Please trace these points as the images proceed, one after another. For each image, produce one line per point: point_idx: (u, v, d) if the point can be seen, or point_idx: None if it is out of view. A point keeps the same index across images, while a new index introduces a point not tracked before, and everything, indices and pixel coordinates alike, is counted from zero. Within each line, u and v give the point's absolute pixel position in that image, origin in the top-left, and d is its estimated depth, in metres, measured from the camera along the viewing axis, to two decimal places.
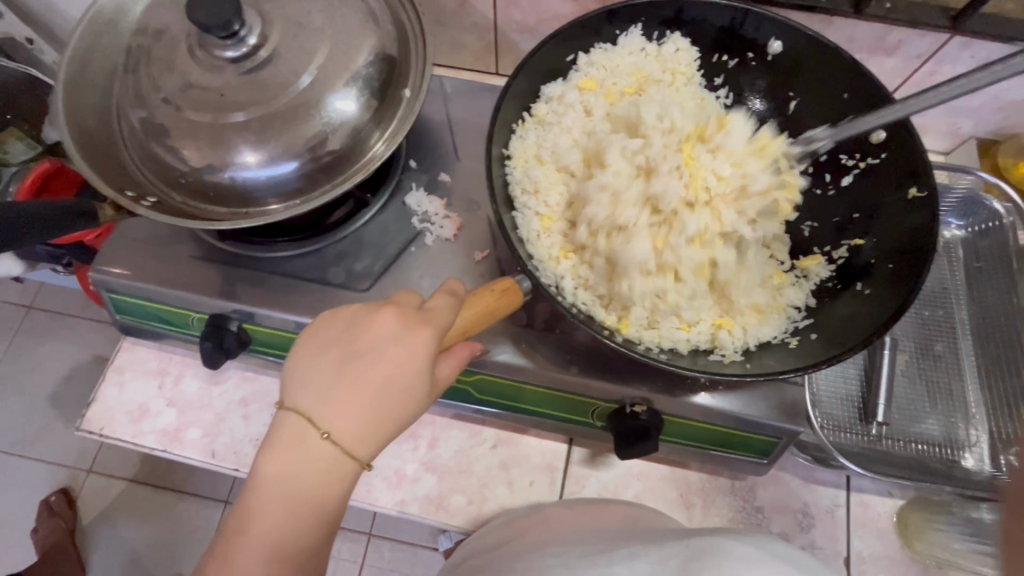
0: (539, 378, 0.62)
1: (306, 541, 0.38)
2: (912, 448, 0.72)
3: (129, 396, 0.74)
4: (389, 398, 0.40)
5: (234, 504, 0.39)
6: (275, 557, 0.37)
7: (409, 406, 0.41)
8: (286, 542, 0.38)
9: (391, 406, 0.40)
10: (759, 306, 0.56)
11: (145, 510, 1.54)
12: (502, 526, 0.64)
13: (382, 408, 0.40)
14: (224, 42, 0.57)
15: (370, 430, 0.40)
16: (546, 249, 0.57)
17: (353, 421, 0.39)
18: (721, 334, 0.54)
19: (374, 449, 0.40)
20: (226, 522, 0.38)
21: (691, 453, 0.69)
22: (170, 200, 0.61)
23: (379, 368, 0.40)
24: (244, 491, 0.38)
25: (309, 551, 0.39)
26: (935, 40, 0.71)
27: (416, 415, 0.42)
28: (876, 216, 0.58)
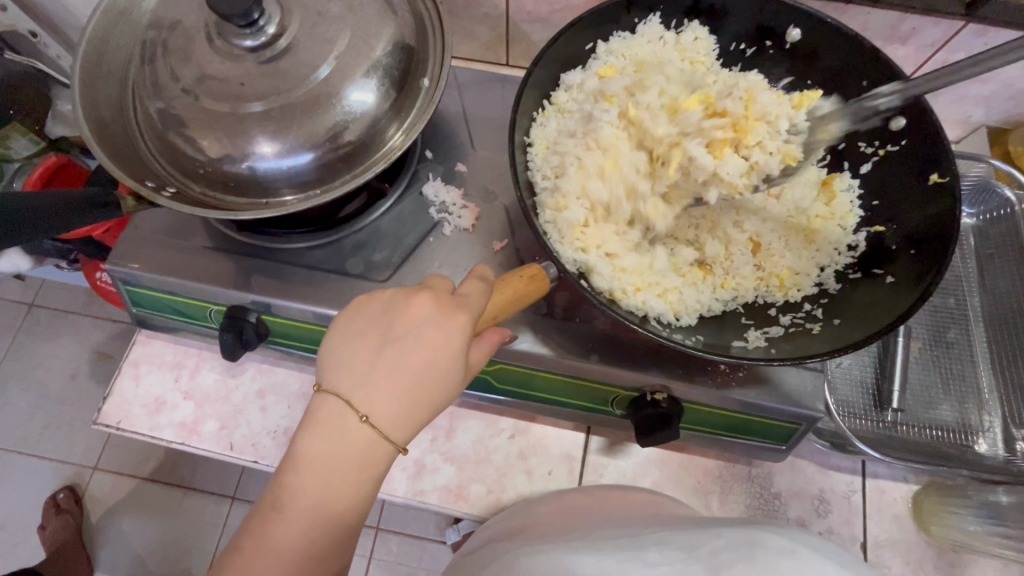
0: (559, 367, 0.63)
1: (343, 522, 0.38)
2: (927, 433, 0.72)
3: (145, 390, 0.74)
4: (426, 383, 0.39)
5: (270, 483, 0.38)
6: (312, 537, 0.37)
7: (445, 392, 0.40)
8: (322, 524, 0.37)
9: (428, 391, 0.39)
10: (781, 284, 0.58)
11: (152, 507, 1.54)
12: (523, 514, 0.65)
13: (418, 392, 0.39)
14: (243, 31, 0.56)
15: (406, 414, 0.39)
16: (571, 236, 0.56)
17: (390, 405, 0.38)
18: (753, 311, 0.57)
19: (411, 434, 0.39)
20: (261, 502, 0.38)
21: (709, 441, 0.69)
22: (190, 192, 0.61)
23: (417, 351, 0.39)
24: (279, 471, 0.38)
25: (344, 533, 0.38)
26: (949, 28, 0.71)
27: (451, 400, 0.41)
28: (899, 203, 0.58)
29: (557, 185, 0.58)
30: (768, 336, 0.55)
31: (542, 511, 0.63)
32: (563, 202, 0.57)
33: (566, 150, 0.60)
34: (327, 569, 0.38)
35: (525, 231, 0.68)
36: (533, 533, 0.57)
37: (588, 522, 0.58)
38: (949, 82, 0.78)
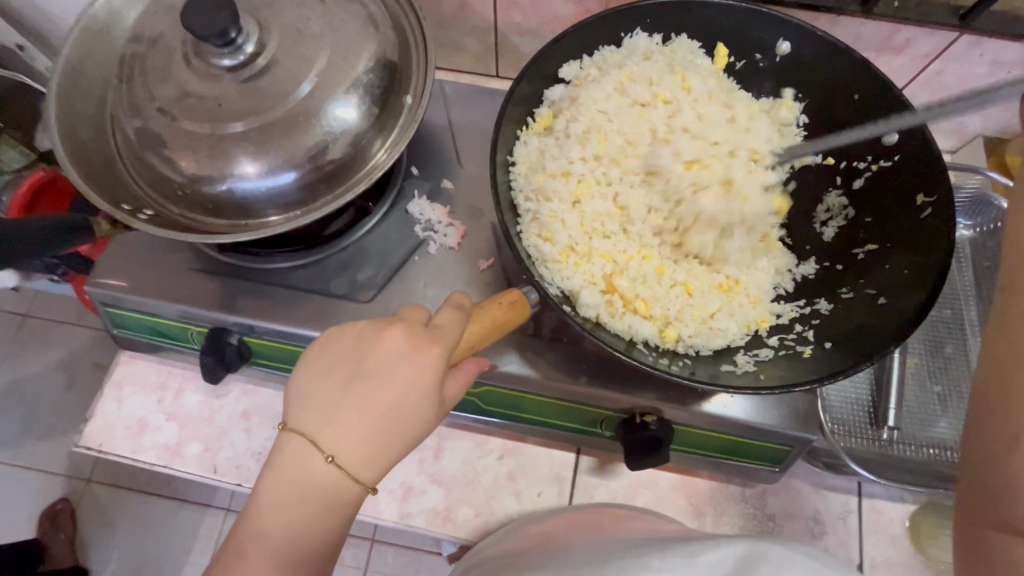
0: (547, 389, 0.61)
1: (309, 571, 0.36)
2: (924, 451, 0.71)
3: (128, 411, 0.72)
4: (396, 420, 0.37)
5: (233, 526, 0.36)
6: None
7: (417, 428, 0.38)
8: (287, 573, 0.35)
9: (397, 427, 0.37)
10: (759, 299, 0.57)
11: (147, 519, 1.53)
12: (512, 533, 0.63)
13: (389, 429, 0.37)
14: (221, 50, 0.55)
15: (377, 453, 0.37)
16: (553, 258, 0.54)
17: (358, 444, 0.36)
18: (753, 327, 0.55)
19: (381, 472, 0.37)
20: (222, 550, 0.36)
21: (702, 462, 0.68)
22: (168, 213, 0.59)
23: (388, 386, 0.37)
24: (242, 515, 0.36)
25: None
26: (943, 39, 0.70)
27: (425, 437, 0.39)
28: (889, 220, 0.57)
29: (543, 205, 0.56)
30: (757, 361, 0.53)
31: (532, 533, 0.62)
32: (546, 223, 0.55)
33: (551, 168, 0.58)
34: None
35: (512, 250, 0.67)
36: (522, 552, 0.57)
37: (576, 539, 0.57)
38: (944, 92, 0.78)
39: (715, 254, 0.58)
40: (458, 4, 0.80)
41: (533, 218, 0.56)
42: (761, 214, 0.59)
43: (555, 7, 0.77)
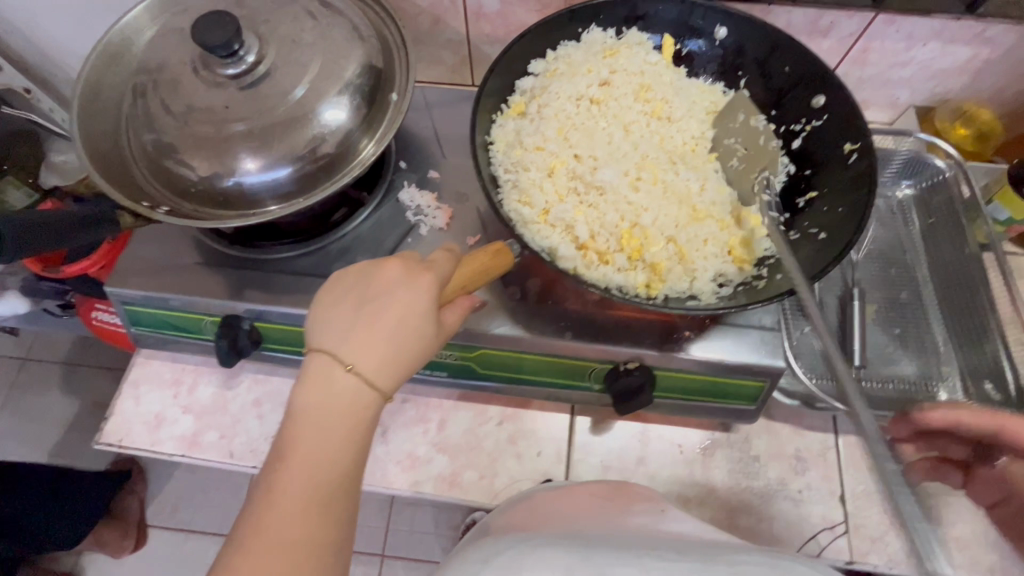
0: (537, 346, 0.67)
1: (340, 466, 0.42)
2: (889, 387, 0.77)
3: (145, 407, 0.77)
4: (402, 335, 0.43)
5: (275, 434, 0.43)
6: (314, 480, 0.41)
7: (419, 346, 0.44)
8: (322, 466, 0.41)
9: (404, 341, 0.43)
10: (729, 244, 0.61)
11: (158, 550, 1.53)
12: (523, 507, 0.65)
13: (396, 342, 0.43)
14: (225, 61, 0.62)
15: (389, 364, 0.43)
16: (532, 221, 0.60)
17: (371, 359, 0.42)
18: (725, 266, 0.59)
19: (394, 382, 0.43)
20: (268, 457, 0.42)
21: (687, 410, 0.73)
22: (183, 210, 0.66)
23: (390, 310, 0.43)
24: (280, 428, 0.42)
25: (343, 477, 0.42)
26: (862, 19, 0.80)
27: (427, 354, 0.45)
28: (826, 172, 0.63)
29: (520, 177, 0.62)
30: (721, 296, 0.59)
31: (537, 504, 0.65)
32: (522, 191, 0.61)
33: (524, 145, 0.64)
34: (332, 513, 0.41)
35: (496, 226, 0.74)
36: (534, 522, 0.60)
37: (592, 515, 0.60)
38: (872, 68, 0.88)
39: (684, 203, 0.62)
40: (433, 20, 0.89)
41: (511, 189, 0.62)
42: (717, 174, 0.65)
43: (520, 16, 0.86)
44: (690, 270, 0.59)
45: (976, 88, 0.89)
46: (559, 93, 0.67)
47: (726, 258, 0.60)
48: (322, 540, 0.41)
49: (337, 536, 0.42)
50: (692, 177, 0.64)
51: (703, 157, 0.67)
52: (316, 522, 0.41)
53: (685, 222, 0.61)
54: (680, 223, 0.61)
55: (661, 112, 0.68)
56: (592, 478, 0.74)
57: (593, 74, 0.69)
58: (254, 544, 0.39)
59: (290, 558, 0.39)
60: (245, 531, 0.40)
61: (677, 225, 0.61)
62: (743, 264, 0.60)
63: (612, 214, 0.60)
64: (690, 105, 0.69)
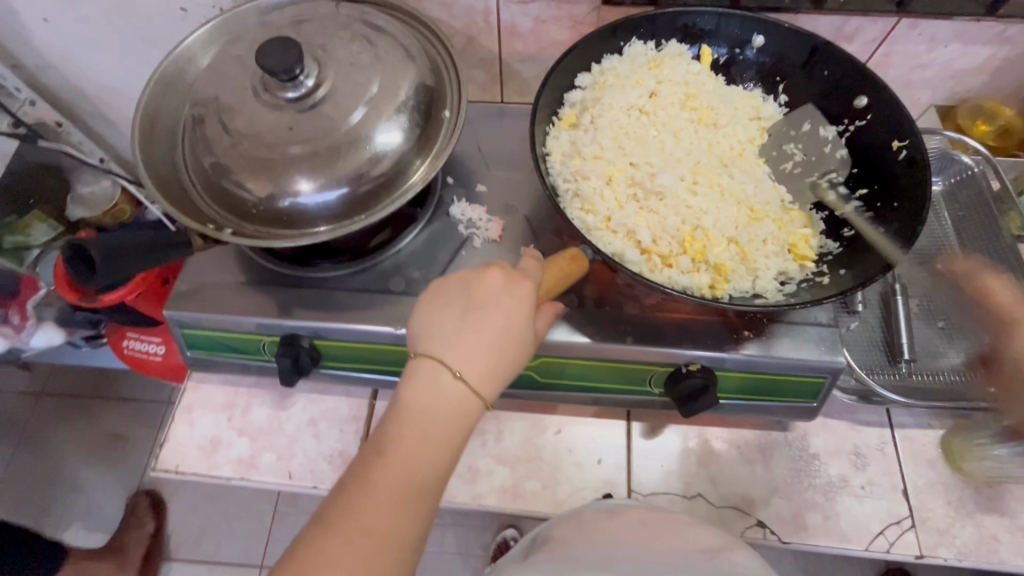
0: (599, 352, 0.68)
1: (437, 470, 0.42)
2: (939, 379, 0.78)
3: (200, 432, 0.76)
4: (506, 342, 0.43)
5: (373, 432, 0.42)
6: (412, 482, 0.41)
7: (518, 354, 0.44)
8: (420, 469, 0.41)
9: (507, 349, 0.43)
10: (790, 241, 0.62)
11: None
12: (577, 526, 0.66)
13: (500, 350, 0.43)
14: (285, 85, 0.64)
15: (492, 371, 0.43)
16: (597, 228, 0.61)
17: (477, 364, 0.42)
18: (789, 264, 0.60)
19: (496, 390, 0.43)
20: (365, 454, 0.42)
21: (746, 410, 0.73)
22: (245, 231, 0.66)
23: (494, 316, 0.43)
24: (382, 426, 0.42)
25: (436, 481, 0.42)
26: (886, 24, 0.83)
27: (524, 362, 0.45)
28: (876, 170, 0.65)
29: (581, 185, 0.63)
30: (786, 293, 0.60)
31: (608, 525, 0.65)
32: (583, 200, 0.63)
33: (581, 155, 0.65)
34: (423, 516, 0.41)
35: (547, 236, 0.75)
36: None
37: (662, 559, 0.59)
38: (895, 70, 0.90)
39: (743, 205, 0.63)
40: (467, 40, 0.92)
41: (571, 197, 0.63)
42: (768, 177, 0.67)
43: (552, 33, 0.89)
44: (752, 269, 0.60)
45: (996, 86, 0.91)
46: (610, 103, 0.69)
47: (789, 256, 0.61)
48: (412, 542, 0.41)
49: (422, 540, 0.41)
50: (746, 179, 0.65)
51: (753, 160, 0.68)
52: (409, 524, 0.41)
53: (745, 222, 0.62)
54: (741, 223, 0.62)
55: (710, 117, 0.70)
56: (654, 483, 0.74)
57: (641, 85, 0.71)
58: (350, 542, 0.38)
59: (385, 557, 0.39)
60: (337, 527, 0.39)
61: (739, 225, 0.62)
62: (804, 261, 0.61)
63: (673, 218, 0.61)
64: (735, 111, 0.71)
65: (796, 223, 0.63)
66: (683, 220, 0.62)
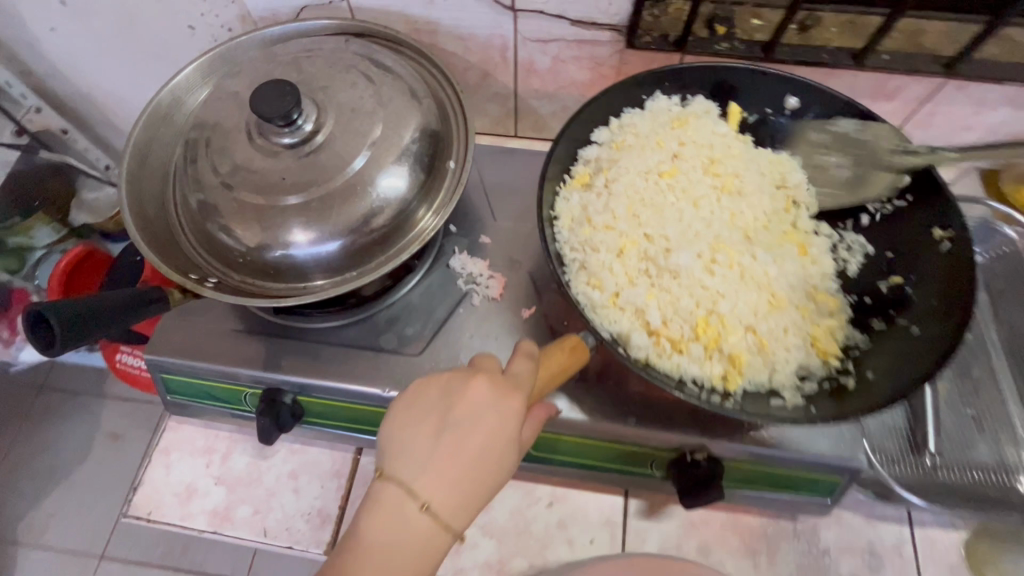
0: (597, 432, 0.63)
1: None
2: (969, 476, 0.71)
3: (176, 477, 0.73)
4: (483, 466, 0.39)
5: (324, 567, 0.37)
6: None
7: (499, 476, 0.40)
8: None
9: (484, 473, 0.39)
10: (812, 334, 0.57)
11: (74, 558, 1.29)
12: None
13: (476, 475, 0.39)
14: (282, 130, 0.60)
15: (465, 499, 0.39)
16: (601, 306, 0.56)
17: (449, 490, 0.38)
18: (811, 360, 0.55)
19: (468, 520, 0.39)
20: None
21: (752, 499, 0.68)
22: (230, 280, 0.63)
23: (473, 433, 0.40)
24: (334, 562, 0.36)
25: None
26: (931, 85, 0.77)
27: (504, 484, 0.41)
28: (914, 258, 0.59)
29: (587, 256, 0.59)
30: (804, 394, 0.54)
31: None
32: (589, 273, 0.58)
33: (591, 221, 0.61)
34: None
35: (551, 297, 0.70)
36: None
37: None
38: (936, 130, 0.84)
39: (764, 289, 0.58)
40: (481, 75, 0.87)
41: (576, 267, 0.59)
42: (794, 257, 0.61)
43: (571, 73, 0.84)
44: (770, 362, 0.55)
45: None
46: (626, 167, 0.64)
47: (813, 350, 0.56)
48: None
49: None
50: (769, 259, 0.60)
51: (778, 235, 0.63)
52: None
53: (764, 309, 0.57)
54: (760, 310, 0.57)
55: (734, 184, 0.64)
56: None
57: (661, 147, 0.66)
58: None
59: None
60: None
61: (758, 313, 0.57)
62: (828, 356, 0.56)
63: (686, 299, 0.57)
64: (762, 179, 0.66)
65: (821, 313, 0.58)
66: (697, 302, 0.57)
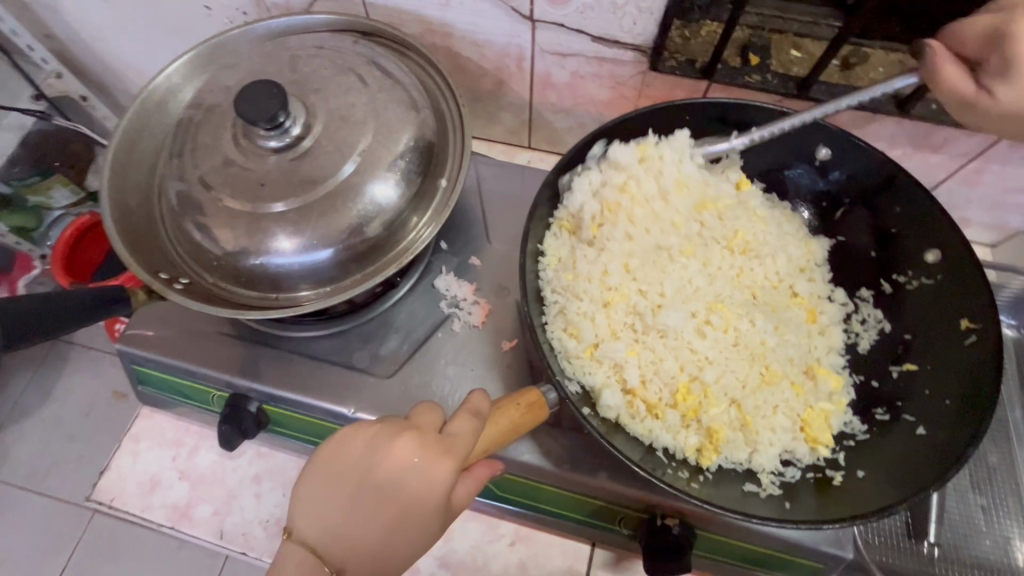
0: (564, 482, 0.59)
1: None
2: (969, 573, 0.65)
3: (142, 466, 0.73)
4: (402, 531, 0.39)
5: None
6: None
7: (420, 539, 0.40)
8: None
9: (403, 536, 0.39)
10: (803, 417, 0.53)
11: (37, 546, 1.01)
12: None
13: (394, 540, 0.39)
14: (268, 133, 0.57)
15: (380, 561, 0.39)
16: (576, 358, 0.53)
17: (360, 556, 0.39)
18: (797, 445, 0.52)
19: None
20: None
21: (724, 568, 0.64)
22: (202, 282, 0.61)
23: (393, 498, 0.39)
24: None
25: None
26: (983, 141, 0.69)
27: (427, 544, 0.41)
28: (931, 348, 0.54)
29: (570, 301, 0.55)
30: (783, 482, 0.51)
31: None
32: (570, 320, 0.54)
33: (580, 261, 0.57)
34: None
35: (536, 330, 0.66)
36: None
37: None
38: (983, 190, 0.76)
39: (756, 364, 0.55)
40: (496, 83, 0.83)
41: (556, 310, 0.55)
42: (794, 326, 0.57)
43: (590, 90, 0.79)
44: (752, 442, 0.51)
45: None
46: (625, 207, 0.59)
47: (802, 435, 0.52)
48: None
49: None
50: (769, 328, 0.56)
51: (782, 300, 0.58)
52: None
53: (752, 384, 0.54)
54: (749, 384, 0.54)
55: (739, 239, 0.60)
56: None
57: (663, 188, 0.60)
58: None
59: None
60: None
61: (746, 389, 0.53)
62: (817, 444, 0.52)
63: (671, 364, 0.53)
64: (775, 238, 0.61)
65: (818, 396, 0.55)
66: (682, 368, 0.53)
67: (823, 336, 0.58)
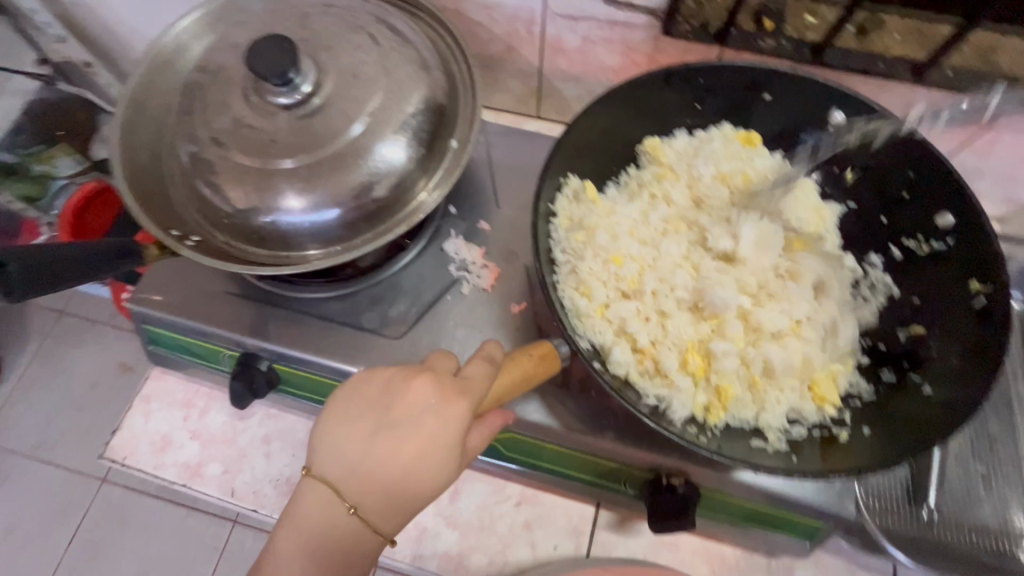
0: (571, 441, 0.60)
1: None
2: (967, 538, 0.66)
3: (154, 426, 0.74)
4: (416, 472, 0.40)
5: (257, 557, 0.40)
6: None
7: (434, 483, 0.40)
8: None
9: (417, 479, 0.40)
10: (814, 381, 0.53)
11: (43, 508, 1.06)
12: None
13: (408, 481, 0.39)
14: (278, 89, 0.57)
15: (395, 503, 0.40)
16: (587, 317, 0.53)
17: (376, 495, 0.39)
18: (805, 404, 0.52)
19: (399, 523, 0.40)
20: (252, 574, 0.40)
21: (726, 528, 0.66)
22: (213, 240, 0.61)
23: (408, 439, 0.40)
24: (266, 551, 0.39)
25: None
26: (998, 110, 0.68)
27: (442, 488, 0.41)
28: (939, 310, 0.55)
29: (580, 262, 0.55)
30: (789, 439, 0.51)
31: None
32: (580, 280, 0.55)
33: (591, 227, 0.58)
34: None
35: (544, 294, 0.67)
36: None
37: None
38: (997, 162, 0.74)
39: (766, 325, 0.55)
40: (505, 48, 0.81)
41: (566, 271, 0.55)
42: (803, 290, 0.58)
43: (601, 56, 0.78)
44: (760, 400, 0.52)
45: None
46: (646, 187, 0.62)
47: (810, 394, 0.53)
48: None
49: None
50: (778, 292, 0.57)
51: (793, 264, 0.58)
52: None
53: (760, 345, 0.54)
54: (758, 345, 0.54)
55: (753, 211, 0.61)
56: None
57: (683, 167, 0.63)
58: None
59: None
60: None
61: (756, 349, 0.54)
62: (824, 403, 0.53)
63: (682, 324, 0.54)
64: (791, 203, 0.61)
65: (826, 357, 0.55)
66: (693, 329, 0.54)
67: (834, 299, 0.58)
